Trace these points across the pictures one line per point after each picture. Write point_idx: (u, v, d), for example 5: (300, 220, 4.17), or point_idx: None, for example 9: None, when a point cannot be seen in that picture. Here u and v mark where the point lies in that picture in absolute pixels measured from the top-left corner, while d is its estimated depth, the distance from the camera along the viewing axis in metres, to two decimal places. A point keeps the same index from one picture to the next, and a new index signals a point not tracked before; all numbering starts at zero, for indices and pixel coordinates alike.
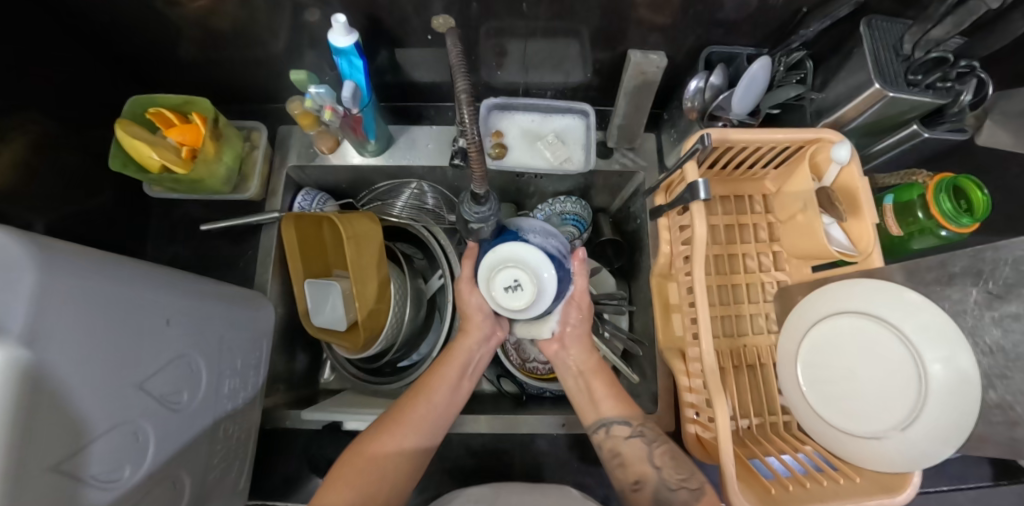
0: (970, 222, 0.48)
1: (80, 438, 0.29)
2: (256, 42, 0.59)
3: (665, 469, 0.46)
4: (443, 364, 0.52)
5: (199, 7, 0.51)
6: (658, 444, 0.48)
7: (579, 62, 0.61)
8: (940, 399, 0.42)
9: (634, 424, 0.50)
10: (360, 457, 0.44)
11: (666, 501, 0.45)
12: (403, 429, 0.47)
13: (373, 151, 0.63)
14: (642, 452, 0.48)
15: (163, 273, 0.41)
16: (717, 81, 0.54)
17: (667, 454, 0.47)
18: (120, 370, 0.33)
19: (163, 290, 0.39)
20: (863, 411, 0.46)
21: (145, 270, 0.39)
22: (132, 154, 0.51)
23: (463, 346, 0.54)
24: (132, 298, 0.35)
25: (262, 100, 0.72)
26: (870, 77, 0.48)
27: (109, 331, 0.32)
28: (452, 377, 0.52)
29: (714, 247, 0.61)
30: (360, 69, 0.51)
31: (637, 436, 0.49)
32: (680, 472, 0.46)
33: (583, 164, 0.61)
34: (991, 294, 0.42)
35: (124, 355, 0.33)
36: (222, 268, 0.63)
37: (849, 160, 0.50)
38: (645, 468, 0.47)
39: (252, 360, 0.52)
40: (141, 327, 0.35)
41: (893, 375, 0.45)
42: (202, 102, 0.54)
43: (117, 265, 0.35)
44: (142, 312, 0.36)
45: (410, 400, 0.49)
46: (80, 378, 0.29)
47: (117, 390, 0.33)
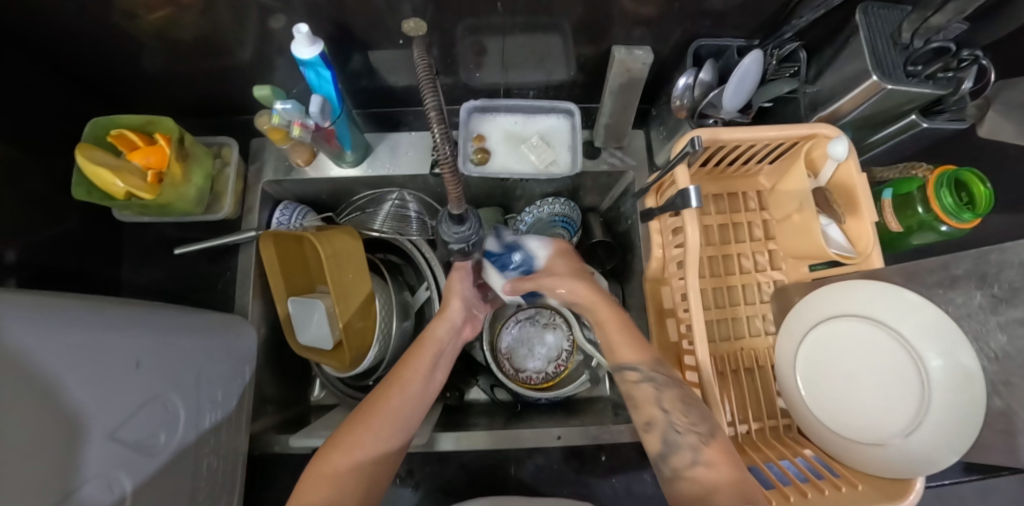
0: (971, 217, 0.46)
1: (56, 495, 0.28)
2: (222, 52, 0.56)
3: (676, 413, 0.42)
4: (414, 355, 0.50)
5: (157, 18, 0.48)
6: (668, 388, 0.43)
7: (562, 60, 0.58)
8: (943, 403, 0.41)
9: (645, 368, 0.44)
10: (336, 456, 0.41)
11: (675, 444, 0.41)
12: (375, 429, 0.43)
13: (351, 162, 0.61)
14: (653, 396, 0.43)
15: (128, 312, 0.39)
16: (707, 78, 0.52)
17: (679, 398, 0.42)
18: (90, 419, 0.31)
19: (129, 330, 0.37)
20: (864, 417, 0.45)
21: (108, 311, 0.37)
22: (94, 181, 0.48)
23: (436, 334, 0.52)
24: (97, 343, 0.33)
25: (235, 111, 0.69)
26: (867, 68, 0.45)
27: (73, 381, 0.30)
28: (425, 368, 0.49)
29: (708, 249, 0.59)
30: (329, 80, 0.48)
31: (648, 380, 0.44)
32: (691, 414, 0.41)
33: (570, 168, 0.58)
34: (996, 297, 0.40)
35: (93, 404, 0.32)
36: (202, 290, 0.61)
37: (846, 156, 0.48)
38: (654, 409, 0.43)
39: (234, 388, 0.50)
40: (109, 373, 0.34)
41: (895, 377, 0.44)
42: (166, 122, 0.52)
43: (77, 311, 0.33)
44: (107, 358, 0.34)
45: (381, 394, 0.46)
46: (46, 433, 0.27)
47: (87, 442, 0.31)
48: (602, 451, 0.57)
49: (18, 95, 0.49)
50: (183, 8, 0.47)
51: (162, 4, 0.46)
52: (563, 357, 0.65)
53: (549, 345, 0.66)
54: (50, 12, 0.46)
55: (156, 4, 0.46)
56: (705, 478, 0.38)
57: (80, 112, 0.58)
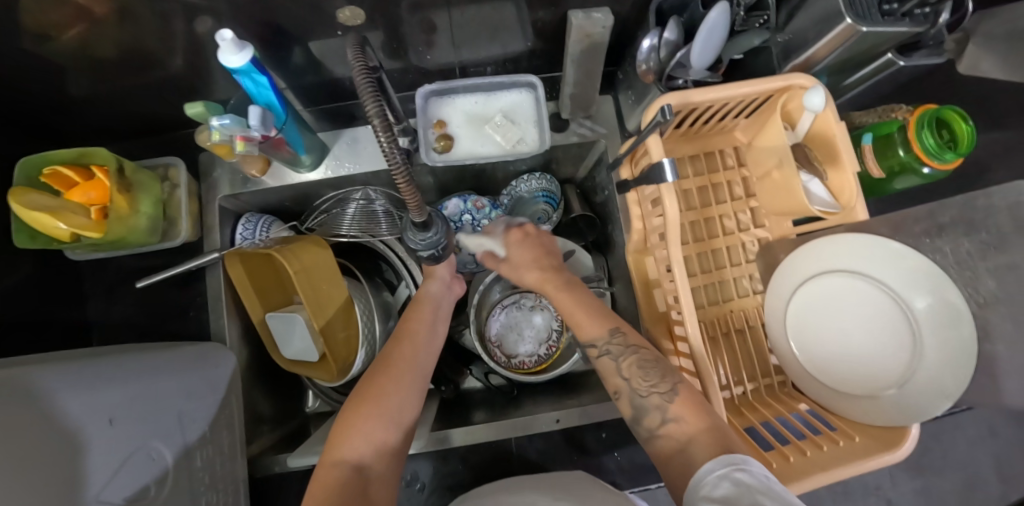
0: (954, 157, 0.45)
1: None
2: (150, 64, 0.51)
3: (636, 379, 0.40)
4: (416, 312, 0.54)
5: (70, 36, 0.43)
6: (624, 356, 0.41)
7: (519, 30, 0.54)
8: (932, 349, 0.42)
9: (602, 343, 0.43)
10: (366, 404, 0.43)
11: (642, 408, 0.38)
12: (398, 373, 0.47)
13: (308, 165, 0.58)
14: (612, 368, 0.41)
15: (90, 376, 0.37)
16: (672, 37, 0.48)
17: (636, 363, 0.40)
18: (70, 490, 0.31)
19: (92, 395, 0.36)
20: (857, 369, 0.45)
21: (71, 379, 0.35)
22: (33, 227, 0.45)
23: (430, 292, 0.56)
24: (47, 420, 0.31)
25: (179, 125, 0.64)
26: (841, 10, 0.41)
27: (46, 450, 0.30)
28: (427, 323, 0.53)
29: (689, 214, 0.56)
30: (267, 86, 0.44)
31: (606, 353, 0.42)
32: (650, 376, 0.39)
33: (538, 146, 0.55)
34: (986, 243, 0.46)
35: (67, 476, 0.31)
36: (175, 318, 0.58)
37: (823, 107, 0.45)
38: (618, 380, 0.41)
39: (225, 420, 0.49)
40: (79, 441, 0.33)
41: (882, 326, 0.46)
42: (100, 152, 0.48)
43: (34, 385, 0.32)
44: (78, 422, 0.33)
45: (393, 348, 0.49)
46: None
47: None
48: (602, 428, 0.57)
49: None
50: (97, 22, 0.42)
51: (72, 20, 0.41)
52: (553, 338, 0.65)
53: (537, 327, 0.64)
54: None
55: (66, 21, 0.41)
56: (677, 433, 0.35)
57: (7, 147, 0.53)
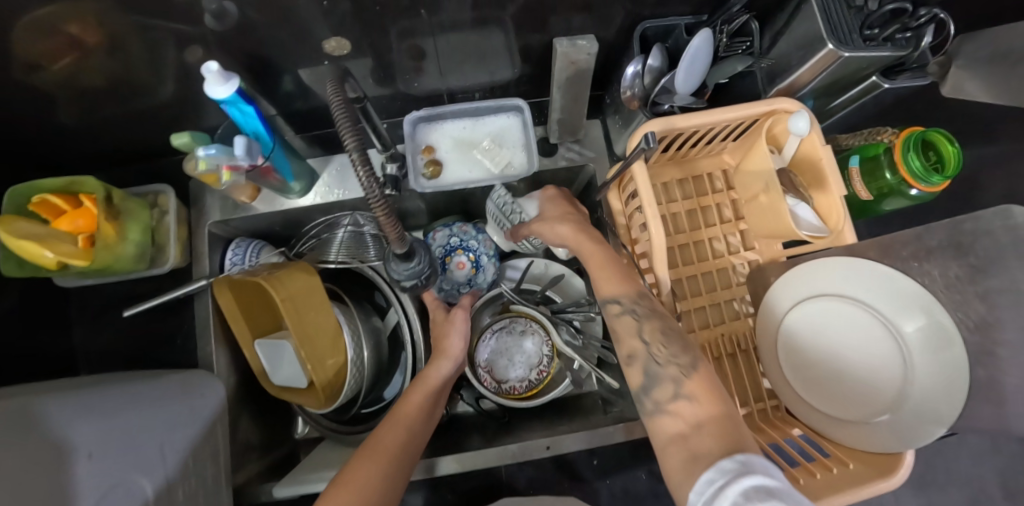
0: (941, 180, 0.44)
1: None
2: (80, 64, 0.45)
3: (656, 344, 0.40)
4: (414, 389, 0.51)
5: (62, 68, 0.45)
6: (648, 319, 0.41)
7: (506, 55, 0.55)
8: (924, 362, 0.41)
9: (626, 301, 0.43)
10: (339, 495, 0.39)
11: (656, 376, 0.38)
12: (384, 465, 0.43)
13: (298, 192, 0.58)
14: (634, 326, 0.42)
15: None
16: (655, 64, 0.49)
17: (658, 329, 0.41)
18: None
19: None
20: (838, 350, 0.46)
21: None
22: (20, 254, 0.45)
23: (432, 372, 0.53)
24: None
25: (112, 117, 0.55)
26: (822, 37, 0.42)
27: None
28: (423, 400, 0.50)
29: (678, 237, 0.58)
30: (253, 116, 0.45)
31: (629, 312, 0.43)
32: (670, 347, 0.39)
33: (526, 168, 0.56)
34: (972, 267, 0.41)
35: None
36: (160, 347, 0.57)
37: (808, 131, 0.46)
38: (635, 342, 0.41)
39: (211, 449, 0.49)
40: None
41: (875, 292, 0.45)
42: (90, 181, 0.48)
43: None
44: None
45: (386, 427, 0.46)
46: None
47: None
48: (594, 455, 0.56)
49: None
50: (88, 50, 0.43)
51: (64, 50, 0.43)
52: (544, 363, 0.64)
53: (528, 352, 0.64)
54: None
55: (60, 52, 0.43)
56: (688, 412, 0.35)
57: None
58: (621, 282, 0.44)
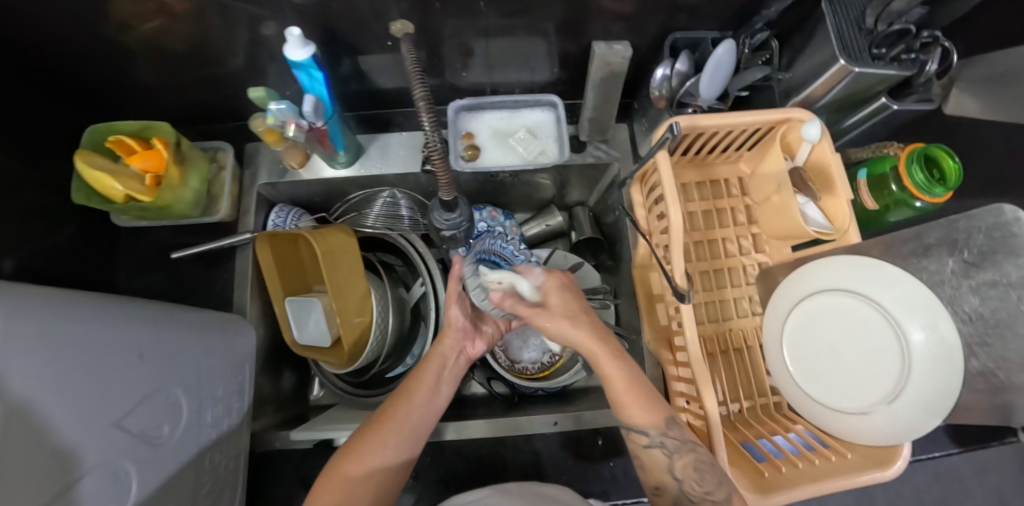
0: (943, 191, 0.48)
1: (64, 475, 0.30)
2: (169, 29, 0.51)
3: (689, 481, 0.40)
4: (422, 369, 0.53)
5: (152, 28, 0.50)
6: (680, 455, 0.41)
7: (545, 59, 0.61)
8: (928, 360, 0.42)
9: (654, 433, 0.43)
10: (346, 463, 0.44)
11: None
12: (391, 436, 0.46)
13: (343, 163, 0.62)
14: (664, 463, 0.42)
15: (32, 304, 0.31)
16: (683, 68, 0.54)
17: (692, 465, 0.40)
18: (76, 445, 0.31)
19: (50, 354, 0.30)
20: (843, 347, 0.47)
21: (23, 317, 0.29)
22: (94, 185, 0.50)
23: (439, 350, 0.55)
24: (49, 357, 0.30)
25: (183, 81, 0.61)
26: (835, 53, 0.48)
27: (48, 410, 0.29)
28: (432, 381, 0.52)
29: (694, 234, 0.60)
30: (320, 81, 0.50)
31: (658, 446, 0.42)
32: (705, 482, 0.39)
33: (558, 156, 0.60)
34: (967, 263, 0.42)
35: (66, 439, 0.30)
36: (199, 294, 0.61)
37: (819, 138, 0.49)
38: (664, 476, 0.42)
39: (234, 386, 0.52)
40: (62, 403, 0.30)
41: (886, 292, 0.45)
42: (164, 127, 0.53)
43: (15, 324, 0.28)
44: (55, 387, 0.30)
45: (394, 404, 0.49)
46: (8, 439, 0.25)
47: (71, 473, 0.30)
48: (599, 436, 0.57)
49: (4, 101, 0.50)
50: (175, 17, 0.49)
51: (155, 14, 0.48)
52: (558, 348, 0.67)
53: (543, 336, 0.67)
54: (38, 17, 0.47)
55: (149, 15, 0.48)
56: None
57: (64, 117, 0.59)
58: (646, 414, 0.43)
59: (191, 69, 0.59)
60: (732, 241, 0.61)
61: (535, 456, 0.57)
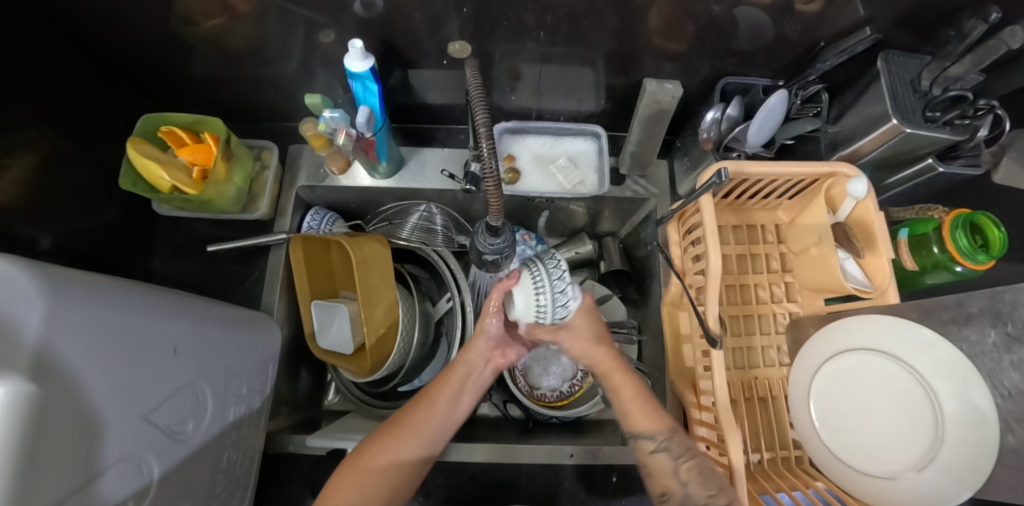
0: (986, 259, 0.47)
1: (92, 467, 0.30)
2: (233, 30, 0.53)
3: (693, 484, 0.42)
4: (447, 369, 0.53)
5: (216, 25, 0.52)
6: (684, 458, 0.44)
7: (592, 89, 0.62)
8: (962, 432, 0.40)
9: (661, 438, 0.46)
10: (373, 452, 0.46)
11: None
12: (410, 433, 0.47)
13: (383, 173, 0.63)
14: (669, 467, 0.44)
15: (80, 293, 0.31)
16: (734, 113, 0.54)
17: (694, 468, 0.43)
18: (107, 434, 0.31)
19: (91, 344, 0.30)
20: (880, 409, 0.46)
21: (71, 306, 0.29)
22: (142, 173, 0.51)
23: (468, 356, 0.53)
24: (92, 345, 0.30)
25: (236, 79, 0.62)
26: (888, 112, 0.48)
27: (86, 395, 0.29)
28: (453, 391, 0.51)
29: (727, 277, 0.59)
30: (374, 93, 0.50)
31: (664, 450, 0.46)
32: (709, 486, 0.41)
33: (597, 188, 0.60)
34: (1010, 336, 0.42)
35: (100, 425, 0.30)
36: (230, 288, 0.63)
37: (865, 195, 0.49)
38: (671, 480, 0.43)
39: (257, 385, 0.52)
40: (99, 391, 0.31)
41: (924, 352, 0.44)
42: (215, 122, 0.54)
43: (59, 310, 0.28)
44: (95, 374, 0.30)
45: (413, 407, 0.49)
46: (48, 426, 0.26)
47: (99, 462, 0.30)
48: (615, 472, 0.57)
49: (63, 80, 0.51)
50: (241, 17, 0.50)
51: (221, 13, 0.49)
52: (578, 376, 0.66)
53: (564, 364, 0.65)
54: (110, 4, 0.49)
55: (216, 12, 0.49)
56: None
57: (117, 101, 0.60)
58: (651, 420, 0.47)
59: (246, 68, 0.60)
60: (768, 288, 0.60)
61: (547, 485, 0.56)
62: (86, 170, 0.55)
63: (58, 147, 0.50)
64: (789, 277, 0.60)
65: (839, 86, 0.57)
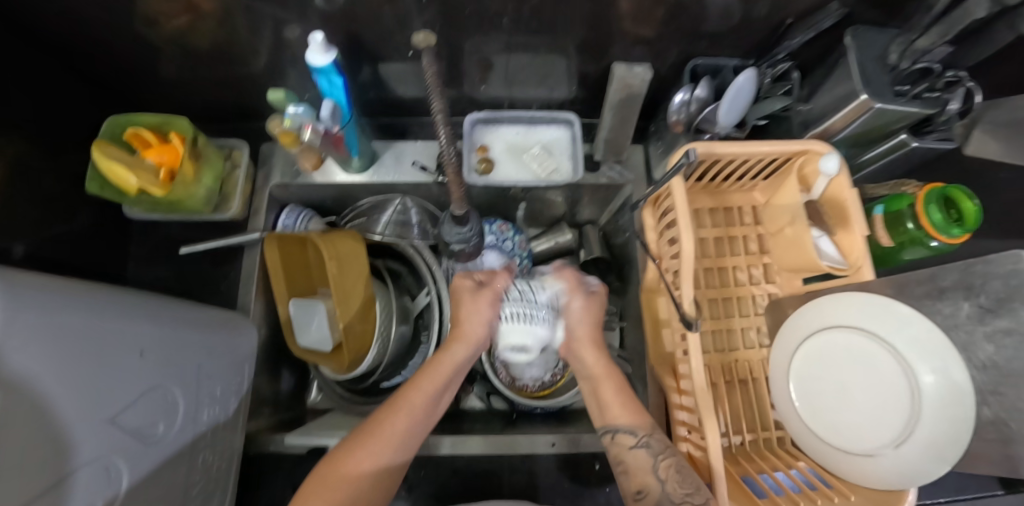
0: (960, 232, 0.47)
1: (56, 471, 0.29)
2: (195, 29, 0.52)
3: (670, 482, 0.42)
4: (425, 375, 0.49)
5: (176, 25, 0.51)
6: (663, 456, 0.44)
7: (564, 77, 0.61)
8: (937, 406, 0.40)
9: (640, 434, 0.46)
10: (340, 464, 0.42)
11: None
12: (379, 444, 0.43)
13: (357, 168, 0.63)
14: (648, 465, 0.44)
15: (47, 295, 0.31)
16: (703, 94, 0.53)
17: (672, 466, 0.43)
18: (70, 438, 0.31)
19: (55, 346, 0.30)
20: (867, 399, 0.44)
21: (28, 308, 0.29)
22: (108, 176, 0.50)
23: (450, 356, 0.51)
24: (55, 348, 0.30)
25: (204, 79, 0.62)
26: (857, 88, 0.47)
27: (47, 398, 0.29)
28: (432, 390, 0.48)
29: (704, 261, 0.59)
30: (340, 87, 0.50)
31: (643, 447, 0.45)
32: (686, 484, 0.41)
33: (572, 176, 0.60)
34: (983, 308, 0.41)
35: (63, 428, 0.30)
36: (207, 290, 0.63)
37: (837, 172, 0.49)
38: (649, 478, 0.44)
39: (233, 386, 0.52)
40: (62, 394, 0.30)
41: (914, 339, 0.43)
42: (182, 123, 0.54)
43: (14, 314, 0.28)
44: (59, 376, 0.30)
45: (388, 413, 0.45)
46: (7, 429, 0.25)
47: (64, 465, 0.30)
48: (597, 460, 0.56)
49: (26, 87, 0.51)
50: (201, 16, 0.49)
51: (181, 12, 0.48)
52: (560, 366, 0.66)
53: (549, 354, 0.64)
54: (69, 8, 0.48)
55: (175, 12, 0.49)
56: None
57: (84, 106, 0.60)
58: (632, 415, 0.47)
59: (213, 67, 0.59)
60: (745, 270, 0.60)
61: (531, 475, 0.56)
62: (54, 177, 0.54)
63: (23, 156, 0.50)
64: (766, 258, 0.60)
65: (810, 65, 0.56)
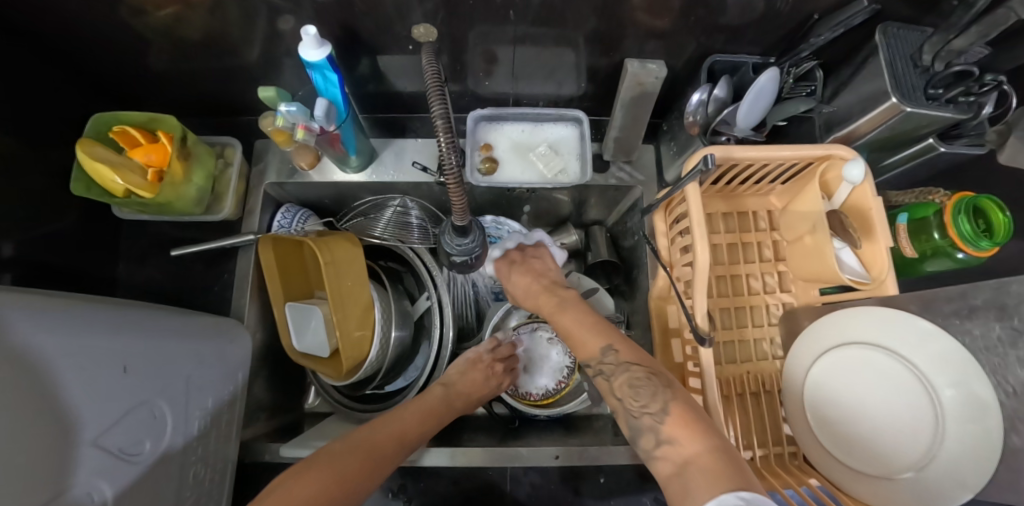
0: (990, 245, 0.44)
1: (41, 497, 0.27)
2: (183, 20, 0.49)
3: (627, 398, 0.37)
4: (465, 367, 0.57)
5: (164, 15, 0.48)
6: (616, 373, 0.40)
7: (572, 72, 0.58)
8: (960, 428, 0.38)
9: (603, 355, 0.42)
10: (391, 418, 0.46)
11: (636, 430, 0.36)
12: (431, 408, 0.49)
13: (355, 167, 0.60)
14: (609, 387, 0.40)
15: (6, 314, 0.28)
16: (722, 95, 0.50)
17: (627, 381, 0.38)
18: (50, 462, 0.29)
19: (25, 368, 0.28)
20: (888, 414, 0.42)
21: None
22: (94, 177, 0.48)
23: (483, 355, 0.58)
24: (17, 371, 0.27)
25: (196, 71, 0.59)
26: (887, 90, 0.44)
27: (27, 421, 0.27)
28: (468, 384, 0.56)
29: (716, 268, 0.57)
30: (335, 83, 0.47)
31: (604, 364, 0.41)
32: (640, 396, 0.36)
33: (579, 177, 0.57)
34: (1016, 331, 0.38)
35: (43, 453, 0.28)
36: (199, 293, 0.62)
37: (862, 180, 0.46)
38: (614, 401, 0.39)
39: (225, 396, 0.50)
40: (37, 415, 0.28)
41: (939, 365, 0.40)
42: (170, 120, 0.51)
43: None
44: (32, 398, 0.28)
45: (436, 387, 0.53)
46: None
47: (49, 491, 0.28)
48: (602, 473, 0.55)
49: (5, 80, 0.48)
50: (189, 5, 0.46)
51: (169, 2, 0.45)
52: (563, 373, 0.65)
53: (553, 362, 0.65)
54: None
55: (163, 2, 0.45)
56: (673, 456, 0.32)
57: (70, 99, 0.57)
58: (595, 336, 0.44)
59: (203, 59, 0.56)
60: (760, 277, 0.58)
61: (534, 488, 0.55)
62: (41, 176, 0.52)
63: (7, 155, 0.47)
64: (781, 267, 0.58)
65: (835, 64, 0.53)
